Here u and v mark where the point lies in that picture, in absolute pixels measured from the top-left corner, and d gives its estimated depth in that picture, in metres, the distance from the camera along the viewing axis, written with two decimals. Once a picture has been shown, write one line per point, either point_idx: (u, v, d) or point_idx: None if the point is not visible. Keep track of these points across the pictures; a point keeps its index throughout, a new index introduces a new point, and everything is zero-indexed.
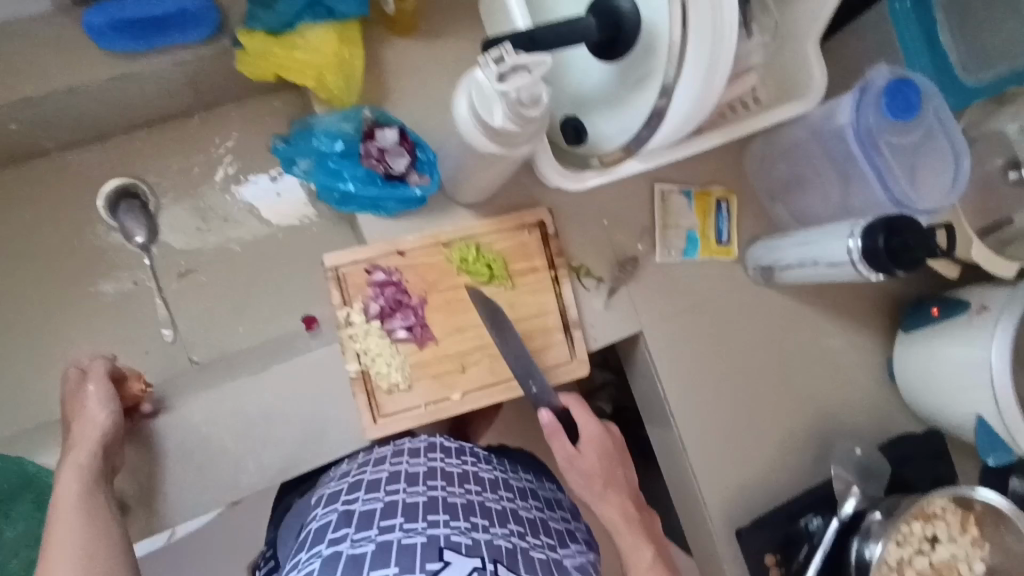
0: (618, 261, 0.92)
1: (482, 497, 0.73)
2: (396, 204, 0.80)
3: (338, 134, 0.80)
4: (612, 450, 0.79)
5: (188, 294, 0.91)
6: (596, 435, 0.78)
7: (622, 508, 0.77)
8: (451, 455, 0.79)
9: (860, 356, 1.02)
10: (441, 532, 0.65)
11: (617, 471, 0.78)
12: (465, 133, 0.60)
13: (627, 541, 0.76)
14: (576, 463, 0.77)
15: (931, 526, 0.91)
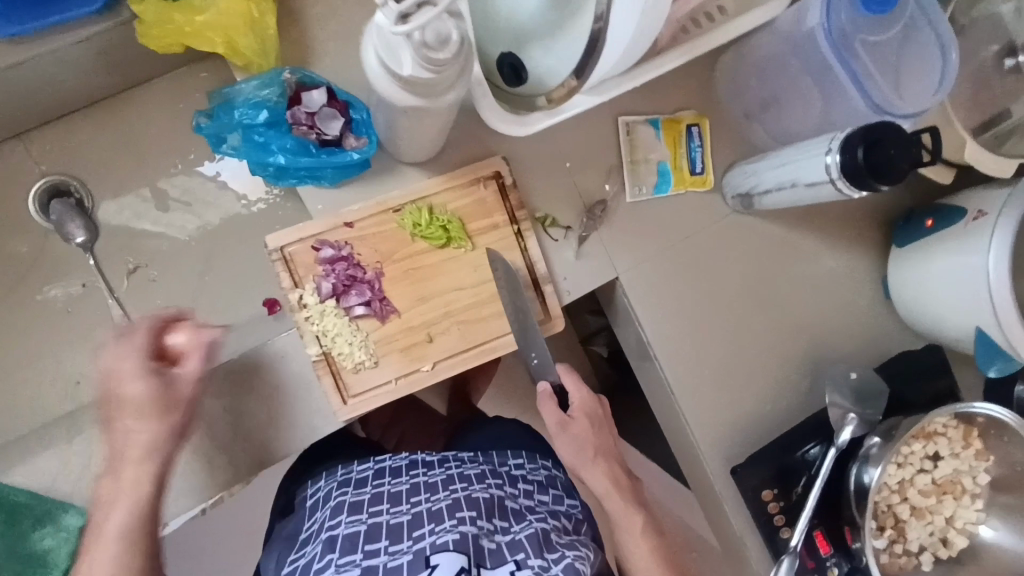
0: (585, 207, 0.86)
1: (466, 490, 0.78)
2: (336, 172, 0.75)
3: (260, 103, 0.73)
4: (599, 418, 0.77)
5: (141, 290, 0.87)
6: (588, 405, 0.77)
7: (611, 474, 0.74)
8: (433, 468, 0.85)
9: (853, 277, 0.97)
10: (425, 543, 0.69)
11: (606, 438, 0.76)
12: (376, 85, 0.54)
13: (619, 510, 0.72)
14: (568, 431, 0.75)
15: (932, 444, 0.89)
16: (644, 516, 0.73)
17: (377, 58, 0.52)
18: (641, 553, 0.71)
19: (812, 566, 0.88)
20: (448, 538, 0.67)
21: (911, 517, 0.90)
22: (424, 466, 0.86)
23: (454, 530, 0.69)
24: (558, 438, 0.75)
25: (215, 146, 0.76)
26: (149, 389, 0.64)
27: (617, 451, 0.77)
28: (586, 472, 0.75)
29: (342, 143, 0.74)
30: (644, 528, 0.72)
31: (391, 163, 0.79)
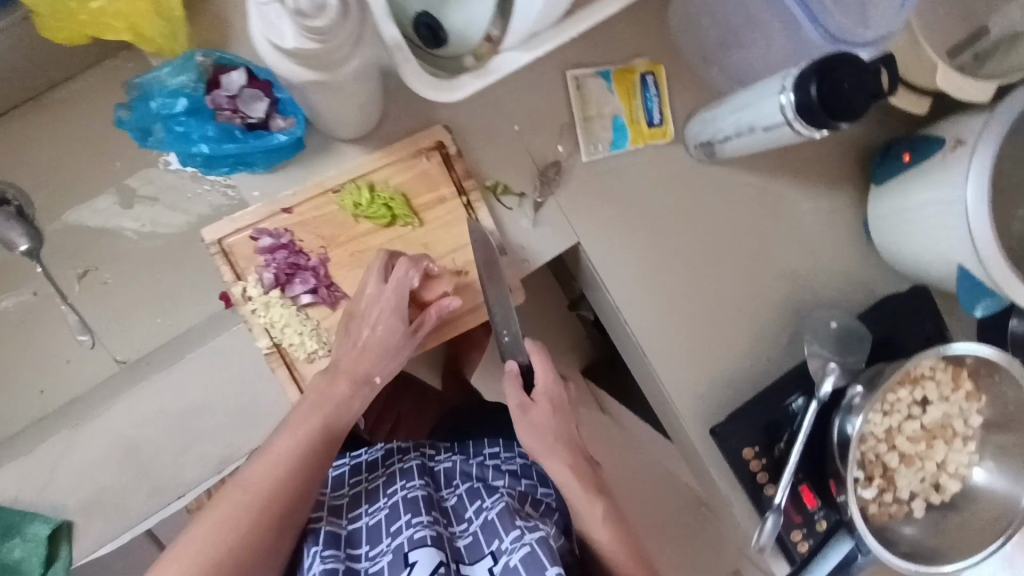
0: (538, 171, 0.82)
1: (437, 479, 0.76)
2: (265, 156, 0.71)
3: (176, 90, 0.70)
4: (563, 405, 0.76)
5: (95, 295, 0.87)
6: (553, 390, 0.75)
7: (572, 457, 0.73)
8: (409, 453, 0.82)
9: (830, 221, 0.92)
10: (402, 539, 0.68)
11: (568, 426, 0.75)
12: (266, 56, 0.55)
13: (577, 496, 0.71)
14: (529, 416, 0.74)
15: (919, 389, 0.86)
16: (605, 504, 0.71)
17: (260, 34, 0.53)
18: (601, 536, 0.69)
19: (799, 521, 0.85)
20: (424, 533, 0.68)
21: (901, 465, 0.87)
22: (400, 451, 0.83)
23: (429, 524, 0.69)
24: (524, 421, 0.73)
25: (140, 140, 0.73)
26: (393, 324, 0.72)
27: (579, 437, 0.76)
28: (546, 457, 0.73)
29: (269, 126, 0.71)
30: (604, 514, 0.70)
31: (326, 141, 0.75)
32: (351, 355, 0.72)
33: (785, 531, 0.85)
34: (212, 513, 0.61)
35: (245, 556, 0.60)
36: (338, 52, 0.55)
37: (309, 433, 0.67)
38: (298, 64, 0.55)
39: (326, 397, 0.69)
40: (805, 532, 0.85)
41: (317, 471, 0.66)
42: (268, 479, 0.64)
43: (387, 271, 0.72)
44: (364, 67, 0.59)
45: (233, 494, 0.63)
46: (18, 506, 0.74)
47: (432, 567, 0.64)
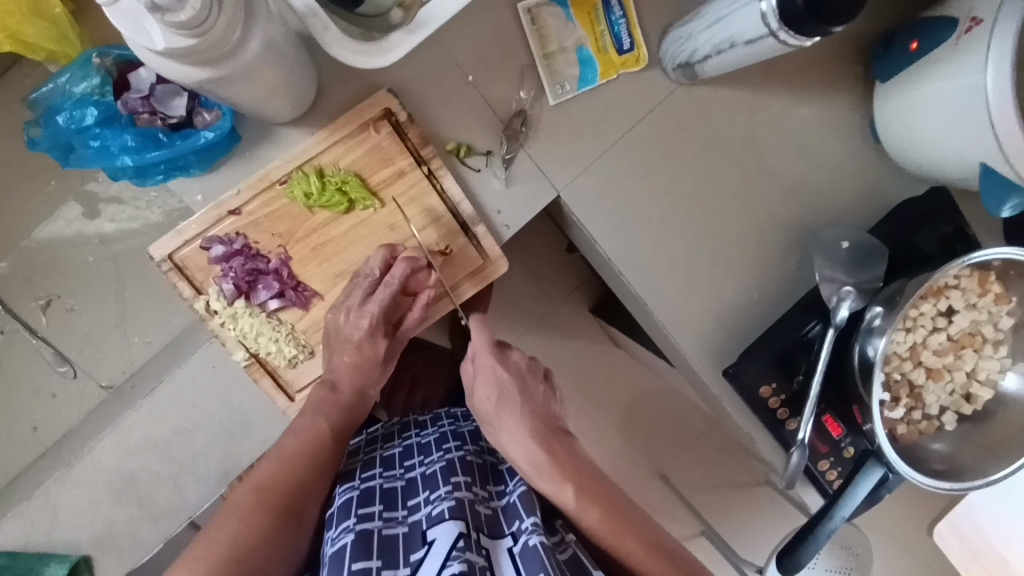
0: (503, 124, 0.74)
1: (460, 450, 0.75)
2: (197, 157, 0.66)
3: (85, 99, 0.64)
4: (512, 376, 0.73)
5: (64, 330, 0.90)
6: (491, 365, 0.73)
7: (532, 431, 0.69)
8: (425, 428, 0.84)
9: (831, 128, 0.83)
10: (421, 516, 0.64)
11: (522, 397, 0.72)
12: (155, 65, 0.49)
13: (544, 474, 0.65)
14: (474, 399, 0.73)
15: (944, 300, 0.80)
16: (576, 486, 0.64)
17: (130, 41, 0.46)
18: (590, 514, 0.61)
19: (826, 451, 0.82)
20: (443, 507, 0.62)
21: (928, 380, 0.82)
22: (417, 428, 0.84)
23: (448, 497, 0.64)
24: (474, 403, 0.73)
25: (61, 160, 0.66)
26: (377, 339, 0.70)
27: (540, 403, 0.74)
28: (508, 438, 0.70)
29: (195, 122, 0.65)
30: (586, 507, 0.63)
31: (263, 128, 0.68)
32: (345, 370, 0.70)
33: (811, 462, 0.82)
34: (228, 516, 0.59)
35: (261, 558, 0.57)
36: (226, 40, 0.48)
37: (316, 437, 0.66)
38: (185, 64, 0.48)
39: (328, 404, 0.69)
40: (833, 461, 0.82)
41: (325, 473, 0.66)
42: (279, 483, 0.62)
43: (371, 289, 0.68)
44: (266, 48, 0.52)
45: (247, 497, 0.61)
46: (34, 548, 0.75)
47: (450, 539, 0.57)
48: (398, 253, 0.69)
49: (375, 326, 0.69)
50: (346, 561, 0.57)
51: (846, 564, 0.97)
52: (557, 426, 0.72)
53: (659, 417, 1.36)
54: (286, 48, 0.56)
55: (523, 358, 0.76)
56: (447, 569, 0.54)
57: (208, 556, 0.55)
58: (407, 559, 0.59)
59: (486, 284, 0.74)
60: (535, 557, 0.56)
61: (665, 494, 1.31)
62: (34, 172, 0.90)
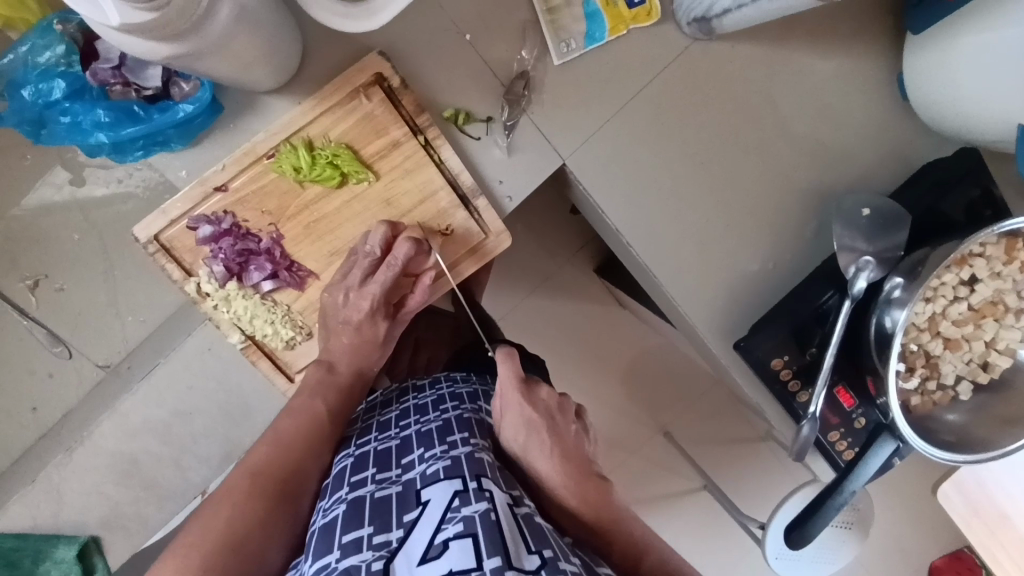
0: (504, 87, 0.69)
1: (457, 410, 0.71)
2: (177, 131, 0.61)
3: (51, 71, 0.59)
4: (542, 415, 0.68)
5: (55, 311, 0.88)
6: (519, 401, 0.68)
7: (563, 476, 0.65)
8: (423, 390, 0.78)
9: (854, 85, 0.78)
10: (415, 475, 0.59)
11: (551, 435, 0.67)
12: (119, 41, 0.45)
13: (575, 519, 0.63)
14: (502, 433, 0.68)
15: (968, 269, 0.76)
16: (605, 527, 0.62)
17: (86, 17, 0.42)
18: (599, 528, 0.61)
19: (836, 422, 0.81)
20: (437, 467, 0.58)
21: (945, 350, 0.80)
22: (414, 390, 0.79)
23: (444, 457, 0.59)
24: (500, 436, 0.68)
25: (33, 136, 0.62)
26: (375, 319, 0.68)
27: (571, 442, 0.68)
28: (541, 475, 0.65)
29: (173, 94, 0.60)
30: (588, 514, 0.63)
31: (246, 97, 0.63)
32: (342, 350, 0.69)
33: (821, 433, 0.81)
34: (221, 501, 0.55)
35: (257, 544, 0.53)
36: (189, 10, 0.44)
37: (313, 419, 0.63)
38: (148, 40, 0.44)
39: (324, 387, 0.66)
40: (843, 433, 0.81)
41: (319, 458, 0.62)
42: (273, 464, 0.59)
43: (371, 267, 0.65)
44: (239, 14, 0.47)
45: (242, 481, 0.57)
46: (40, 531, 0.75)
47: (445, 500, 0.53)
48: (400, 232, 0.66)
49: (375, 307, 0.68)
50: (337, 532, 0.52)
51: (848, 519, 1.05)
52: (592, 469, 0.67)
53: (662, 374, 1.34)
54: (265, 12, 0.51)
55: (553, 394, 0.70)
56: (443, 532, 0.50)
57: (200, 543, 0.51)
58: (399, 521, 0.53)
59: (486, 260, 0.71)
60: (538, 533, 0.53)
61: (667, 449, 1.32)
62: (9, 144, 0.86)
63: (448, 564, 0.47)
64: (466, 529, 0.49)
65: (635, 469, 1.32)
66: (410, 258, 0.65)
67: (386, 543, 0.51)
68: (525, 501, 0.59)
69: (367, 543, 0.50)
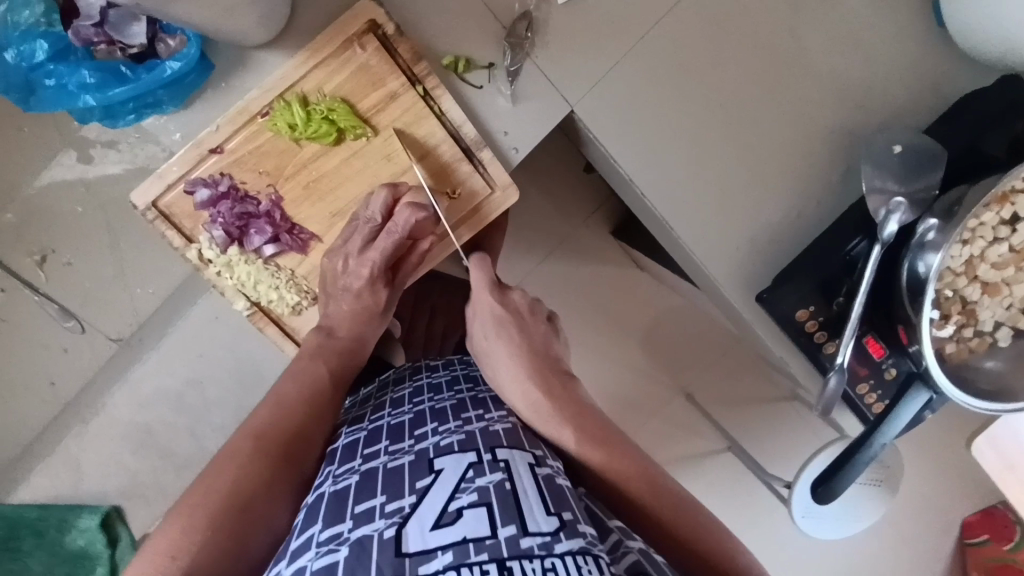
0: (505, 30, 0.65)
1: (472, 392, 0.69)
2: (167, 91, 0.59)
3: (31, 32, 0.56)
4: (511, 313, 0.73)
5: (63, 282, 0.85)
6: (489, 303, 0.73)
7: (529, 371, 0.67)
8: (436, 369, 0.76)
9: (883, 15, 0.73)
10: (427, 445, 0.58)
11: (519, 333, 0.71)
12: None
13: (542, 414, 0.63)
14: (475, 338, 0.74)
15: (1009, 208, 0.71)
16: (575, 428, 0.61)
17: None
18: (566, 436, 0.60)
19: (866, 374, 0.77)
20: (451, 440, 0.57)
21: (983, 296, 0.75)
22: (428, 369, 0.77)
23: (458, 432, 0.59)
24: (474, 341, 0.74)
25: (22, 104, 0.59)
26: (378, 283, 0.66)
27: (539, 341, 0.72)
28: (505, 377, 0.68)
29: (160, 51, 0.58)
30: (552, 412, 0.62)
31: (236, 52, 0.60)
32: (343, 317, 0.66)
33: (850, 386, 0.77)
34: (227, 461, 0.54)
35: (264, 507, 0.52)
36: None
37: (316, 381, 0.62)
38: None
39: (328, 350, 0.65)
40: (873, 384, 0.77)
41: (324, 422, 0.61)
42: (281, 428, 0.57)
43: (372, 236, 0.63)
44: None
45: (245, 445, 0.55)
46: (65, 499, 0.78)
47: (458, 471, 0.52)
48: (401, 194, 0.63)
49: (377, 274, 0.65)
50: (349, 503, 0.52)
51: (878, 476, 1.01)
52: (557, 365, 0.70)
53: (683, 337, 1.32)
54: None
55: (524, 299, 0.75)
56: (457, 501, 0.50)
57: (204, 505, 0.51)
58: (412, 487, 0.52)
59: (490, 218, 0.68)
60: (560, 493, 0.52)
61: (688, 411, 1.30)
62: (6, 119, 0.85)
63: (462, 531, 0.47)
64: (479, 498, 0.49)
65: (656, 432, 1.31)
66: (411, 223, 0.62)
67: (398, 509, 0.50)
68: (547, 461, 0.57)
69: (379, 512, 0.50)
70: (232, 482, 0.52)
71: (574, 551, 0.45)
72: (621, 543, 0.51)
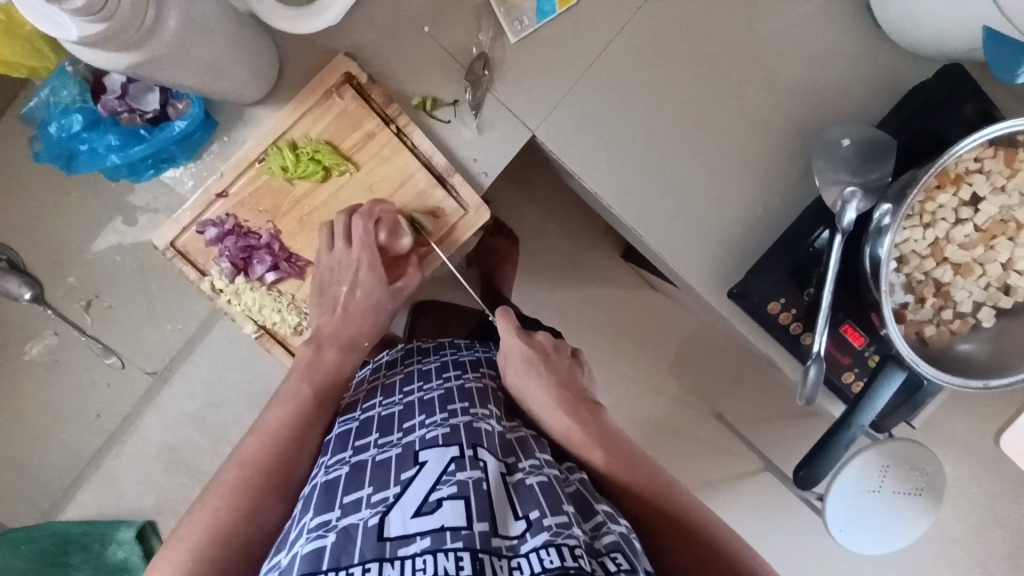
0: (464, 70, 0.74)
1: (460, 380, 0.73)
2: (179, 147, 0.70)
3: (67, 108, 0.68)
4: (537, 352, 0.78)
5: (106, 321, 0.89)
6: (517, 347, 0.78)
7: (563, 404, 0.73)
8: (427, 354, 0.83)
9: (820, 22, 0.78)
10: (414, 437, 0.62)
11: (548, 371, 0.77)
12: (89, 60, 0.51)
13: (578, 443, 0.69)
14: (506, 378, 0.78)
15: (965, 188, 0.73)
16: (605, 450, 0.68)
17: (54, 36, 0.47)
18: (597, 459, 0.67)
19: (848, 362, 0.79)
20: (436, 433, 0.61)
21: (956, 277, 0.76)
22: (420, 353, 0.83)
23: (443, 425, 0.63)
24: (506, 382, 0.78)
25: (65, 169, 0.72)
26: (363, 288, 0.73)
27: (565, 375, 0.78)
28: (538, 408, 0.74)
29: (170, 114, 0.69)
30: (585, 439, 0.69)
31: (235, 111, 0.71)
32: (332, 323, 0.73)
33: (833, 374, 0.79)
34: (213, 493, 0.59)
35: (242, 535, 0.57)
36: (139, 23, 0.48)
37: (298, 405, 0.67)
38: (106, 51, 0.49)
39: (310, 368, 0.70)
40: (858, 372, 0.79)
41: (306, 444, 0.65)
42: (263, 453, 0.62)
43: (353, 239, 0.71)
44: (188, 23, 0.52)
45: (230, 473, 0.60)
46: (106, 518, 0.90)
47: (440, 464, 0.56)
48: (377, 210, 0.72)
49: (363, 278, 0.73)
50: (339, 492, 0.57)
51: (919, 485, 0.97)
52: (584, 397, 0.76)
53: (713, 358, 1.33)
54: (233, 29, 0.59)
55: (547, 338, 0.82)
56: (438, 492, 0.53)
57: (190, 538, 0.56)
58: (397, 478, 0.56)
59: (466, 235, 0.75)
60: (530, 493, 0.56)
61: (720, 431, 1.31)
62: None
63: (440, 520, 0.51)
64: (459, 492, 0.53)
65: (687, 450, 1.32)
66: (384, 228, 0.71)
67: (383, 499, 0.54)
68: (519, 466, 0.61)
69: (366, 501, 0.54)
70: (214, 517, 0.57)
71: (537, 548, 0.49)
72: (602, 522, 0.56)
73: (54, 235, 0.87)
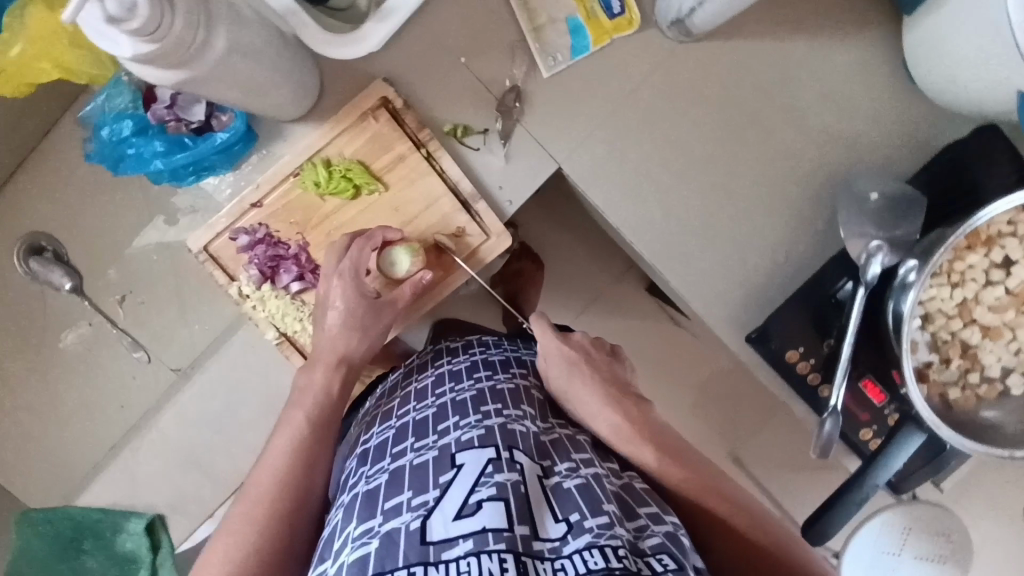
0: (496, 101, 0.76)
1: (491, 380, 0.72)
2: (220, 156, 0.74)
3: (122, 114, 0.73)
4: (578, 353, 0.77)
5: (136, 316, 0.93)
6: (556, 347, 0.77)
7: (608, 401, 0.71)
8: (456, 353, 0.83)
9: (853, 75, 0.78)
10: (449, 439, 0.60)
11: (590, 370, 0.76)
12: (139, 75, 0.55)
13: (625, 438, 0.68)
14: (547, 380, 0.76)
15: (996, 250, 0.72)
16: (655, 446, 0.67)
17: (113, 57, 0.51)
18: (647, 457, 0.66)
19: (866, 419, 0.77)
20: (472, 434, 0.59)
21: (985, 340, 0.74)
22: (448, 353, 0.84)
23: (478, 425, 0.61)
24: (544, 381, 0.77)
25: (113, 170, 0.77)
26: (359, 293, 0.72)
27: (608, 373, 0.77)
28: (580, 406, 0.72)
29: (214, 125, 0.73)
30: (636, 432, 0.68)
31: (275, 127, 0.75)
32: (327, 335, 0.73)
33: (850, 429, 0.77)
34: (226, 533, 0.58)
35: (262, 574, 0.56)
36: (188, 42, 0.52)
37: (301, 434, 0.66)
38: (157, 67, 0.53)
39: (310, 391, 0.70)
40: (875, 429, 0.76)
41: (315, 470, 0.64)
42: (273, 486, 0.61)
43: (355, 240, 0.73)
44: (233, 46, 0.56)
45: (241, 512, 0.60)
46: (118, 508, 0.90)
47: (479, 465, 0.54)
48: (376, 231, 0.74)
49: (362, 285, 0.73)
50: (380, 500, 0.55)
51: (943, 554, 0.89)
52: (629, 392, 0.75)
53: (737, 399, 1.30)
54: (279, 54, 0.63)
55: (585, 339, 0.80)
56: (477, 493, 0.51)
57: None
58: (435, 482, 0.54)
59: (487, 260, 0.77)
60: (568, 496, 0.54)
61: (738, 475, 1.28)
62: None
63: (481, 521, 0.49)
64: (499, 493, 0.51)
65: None
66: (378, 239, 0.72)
67: (423, 504, 0.52)
68: (557, 469, 0.59)
69: (406, 506, 0.53)
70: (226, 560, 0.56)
71: (580, 549, 0.47)
72: (646, 525, 0.53)
73: (100, 230, 0.92)
